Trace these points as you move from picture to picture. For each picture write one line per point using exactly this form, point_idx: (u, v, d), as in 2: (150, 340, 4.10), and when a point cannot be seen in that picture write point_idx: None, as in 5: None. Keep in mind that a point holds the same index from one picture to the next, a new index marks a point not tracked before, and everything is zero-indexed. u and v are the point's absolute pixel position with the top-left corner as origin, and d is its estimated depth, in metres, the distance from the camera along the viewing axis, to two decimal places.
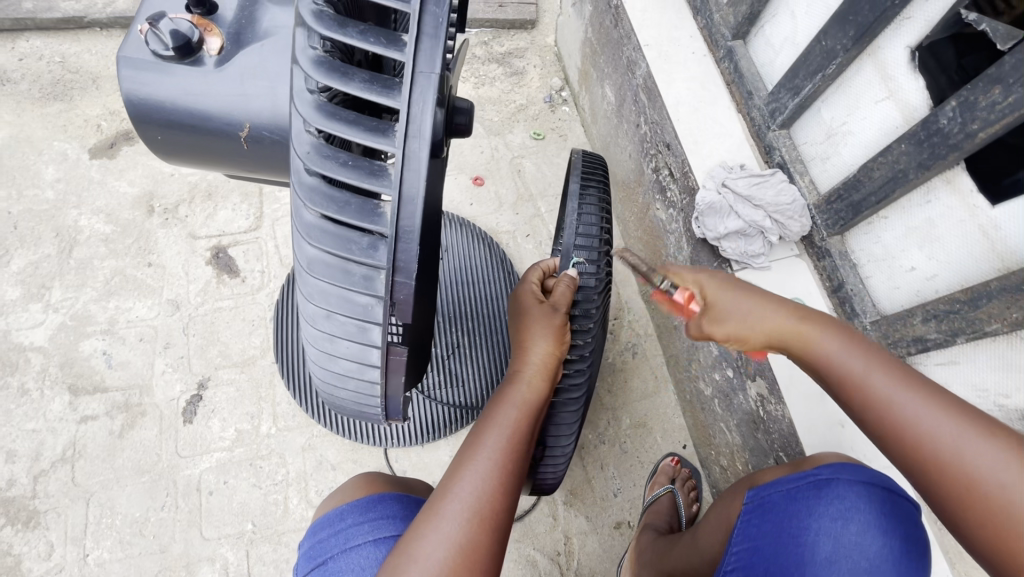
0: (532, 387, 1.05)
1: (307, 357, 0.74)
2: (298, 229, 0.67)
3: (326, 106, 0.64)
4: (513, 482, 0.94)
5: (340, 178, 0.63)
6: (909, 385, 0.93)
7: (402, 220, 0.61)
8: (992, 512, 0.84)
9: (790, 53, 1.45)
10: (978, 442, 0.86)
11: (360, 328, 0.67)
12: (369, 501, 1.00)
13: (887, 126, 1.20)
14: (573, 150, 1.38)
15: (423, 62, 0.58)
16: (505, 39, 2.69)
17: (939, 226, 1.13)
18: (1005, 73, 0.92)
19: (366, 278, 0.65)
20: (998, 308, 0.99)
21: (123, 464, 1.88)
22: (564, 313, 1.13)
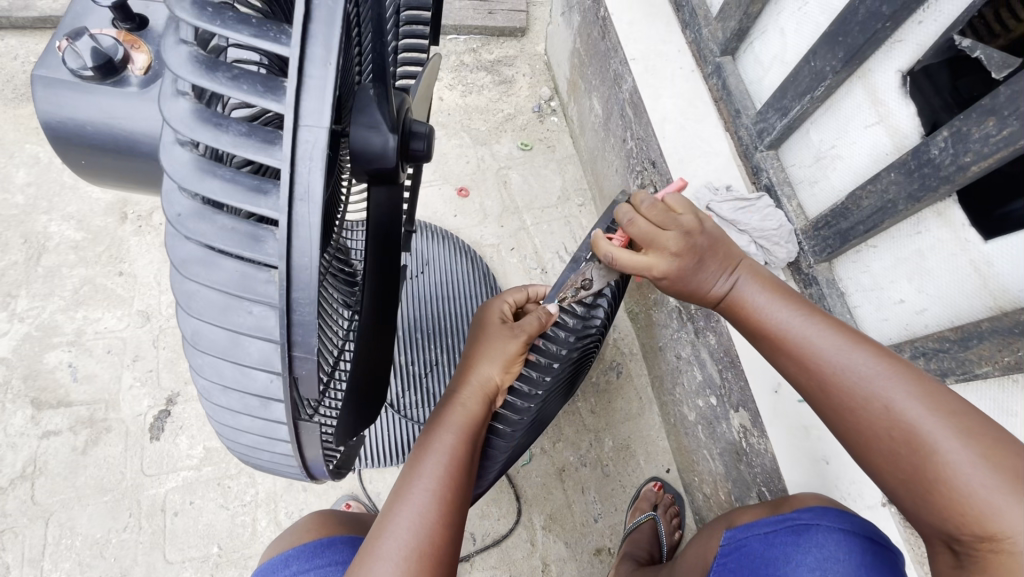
0: (464, 408, 0.99)
1: (214, 417, 0.68)
2: (179, 297, 0.58)
3: (205, 163, 0.52)
4: (454, 516, 0.91)
5: (217, 246, 0.53)
6: (806, 316, 0.98)
7: (294, 290, 0.52)
8: (878, 429, 0.87)
9: (779, 71, 1.39)
10: (864, 360, 0.90)
11: (263, 403, 0.62)
12: (318, 546, 0.94)
13: (877, 152, 1.15)
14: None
15: (307, 115, 0.48)
16: (494, 46, 2.64)
17: (929, 259, 1.08)
18: (999, 105, 0.86)
19: (261, 353, 0.58)
20: (989, 349, 0.94)
21: (86, 482, 1.81)
22: (525, 339, 1.03)
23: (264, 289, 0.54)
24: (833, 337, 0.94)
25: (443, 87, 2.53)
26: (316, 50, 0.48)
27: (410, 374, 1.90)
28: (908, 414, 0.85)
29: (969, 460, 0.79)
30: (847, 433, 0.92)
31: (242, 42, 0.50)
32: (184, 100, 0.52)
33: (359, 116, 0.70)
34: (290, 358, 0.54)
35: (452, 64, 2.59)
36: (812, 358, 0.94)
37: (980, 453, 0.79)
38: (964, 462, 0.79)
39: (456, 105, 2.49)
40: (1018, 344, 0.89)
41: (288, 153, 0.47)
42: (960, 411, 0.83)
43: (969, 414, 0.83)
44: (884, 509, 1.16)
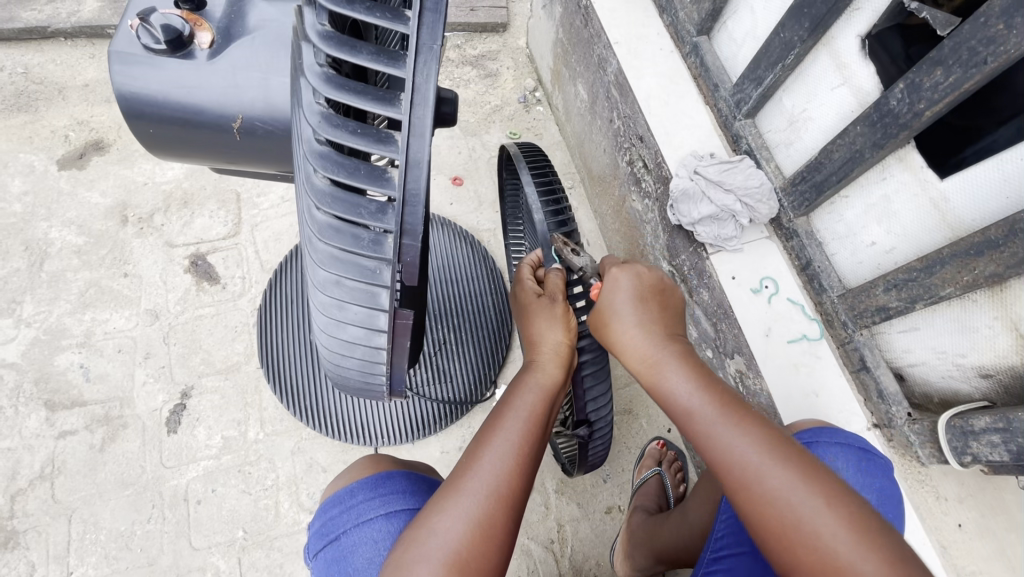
0: (546, 370, 1.07)
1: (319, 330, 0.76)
2: (314, 199, 0.68)
3: (335, 78, 0.66)
4: (529, 470, 0.94)
5: (350, 144, 0.65)
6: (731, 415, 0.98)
7: (408, 183, 0.64)
8: (795, 543, 0.86)
9: (751, 46, 1.52)
10: (784, 474, 0.90)
11: (372, 294, 0.70)
12: (375, 480, 1.00)
13: (843, 111, 1.28)
14: (509, 151, 1.47)
15: (427, 35, 0.62)
16: (477, 42, 2.74)
17: (894, 202, 1.21)
18: (944, 55, 0.99)
19: (374, 241, 0.68)
20: (950, 273, 1.07)
21: (106, 478, 1.84)
22: (563, 301, 1.14)
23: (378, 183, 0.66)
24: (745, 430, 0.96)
25: None
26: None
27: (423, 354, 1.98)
28: (822, 532, 0.84)
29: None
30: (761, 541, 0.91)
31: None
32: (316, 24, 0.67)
33: None
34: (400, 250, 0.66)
35: None
36: (721, 447, 0.96)
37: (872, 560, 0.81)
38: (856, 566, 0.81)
39: None
40: (974, 264, 1.02)
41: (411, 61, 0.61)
42: (875, 532, 0.84)
43: (883, 540, 0.83)
44: (869, 432, 1.31)
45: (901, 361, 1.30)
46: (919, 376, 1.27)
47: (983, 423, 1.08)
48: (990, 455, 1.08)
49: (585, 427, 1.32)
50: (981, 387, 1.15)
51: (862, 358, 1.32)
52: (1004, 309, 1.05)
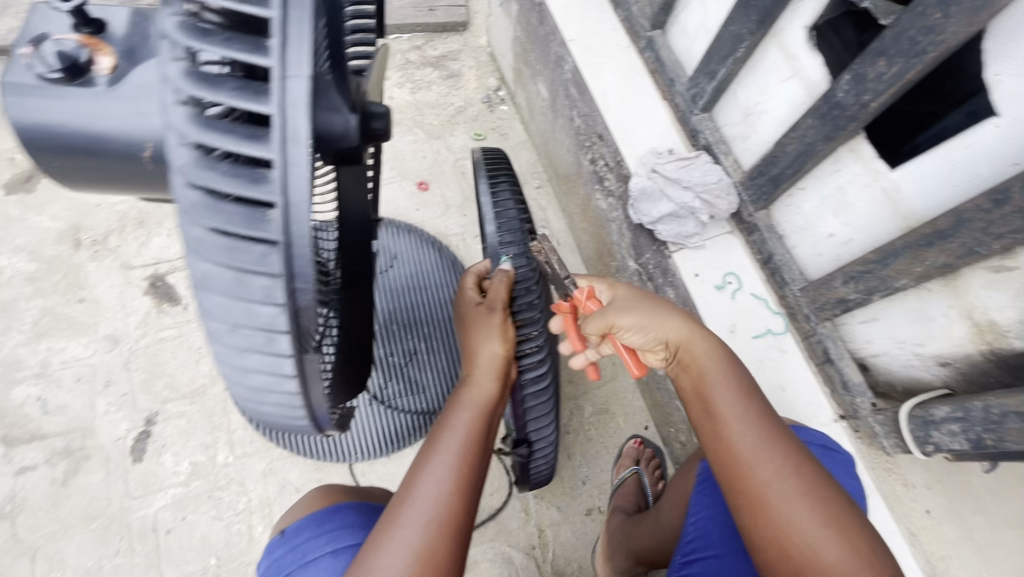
0: (478, 385, 1.05)
1: (234, 385, 0.68)
2: (189, 251, 0.60)
3: (202, 117, 0.58)
4: (469, 493, 0.96)
5: (223, 188, 0.57)
6: (758, 425, 1.03)
7: (293, 225, 0.57)
8: (791, 550, 0.92)
9: (704, 39, 1.50)
10: (793, 487, 0.96)
11: (274, 340, 0.62)
12: (326, 513, 1.01)
13: (794, 103, 1.27)
14: (474, 149, 1.34)
15: (291, 65, 0.55)
16: (438, 42, 2.69)
17: (849, 193, 1.20)
18: (886, 46, 0.97)
19: (264, 289, 0.59)
20: (903, 264, 1.06)
21: (70, 513, 1.78)
22: (502, 309, 1.12)
23: (254, 223, 0.58)
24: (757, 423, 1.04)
25: (392, 85, 2.57)
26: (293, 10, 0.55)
27: (391, 366, 1.94)
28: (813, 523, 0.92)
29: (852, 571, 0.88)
30: (756, 541, 0.96)
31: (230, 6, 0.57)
32: (171, 64, 0.59)
33: (321, 100, 0.79)
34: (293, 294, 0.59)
35: (398, 62, 2.63)
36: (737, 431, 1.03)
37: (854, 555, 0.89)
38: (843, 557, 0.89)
39: (406, 102, 2.54)
40: (925, 256, 1.02)
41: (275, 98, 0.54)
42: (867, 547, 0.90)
43: (874, 555, 0.89)
44: (836, 424, 1.31)
45: (864, 351, 1.29)
46: (883, 365, 1.27)
47: (942, 413, 1.08)
48: (951, 444, 1.08)
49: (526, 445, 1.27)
50: (940, 375, 1.15)
51: (826, 351, 1.31)
52: (958, 298, 1.04)
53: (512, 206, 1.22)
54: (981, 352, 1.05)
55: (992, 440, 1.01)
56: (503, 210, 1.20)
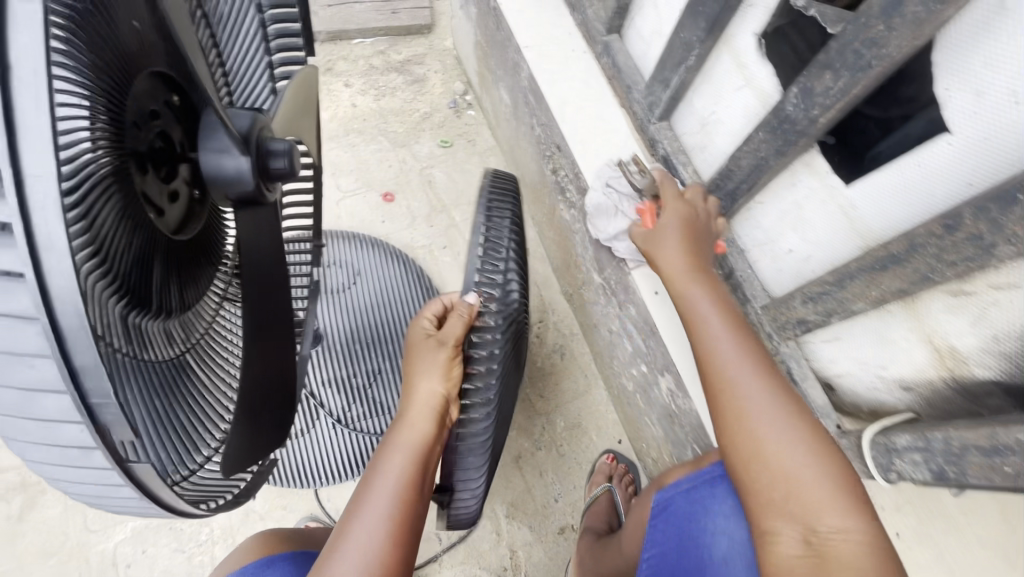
0: (414, 426, 0.99)
1: (60, 484, 0.59)
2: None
3: None
4: (409, 531, 0.92)
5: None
6: (755, 366, 0.99)
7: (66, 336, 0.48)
8: (763, 472, 0.92)
9: (659, 44, 1.44)
10: (789, 428, 0.93)
11: (83, 452, 0.54)
12: (261, 565, 1.06)
13: (749, 113, 1.21)
14: (483, 168, 1.20)
15: (21, 114, 0.44)
16: (402, 46, 2.61)
17: (806, 208, 1.14)
18: (831, 58, 0.91)
19: (63, 408, 0.51)
20: (860, 287, 1.00)
21: (26, 549, 1.73)
22: (453, 346, 1.02)
23: (14, 305, 0.47)
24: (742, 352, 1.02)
25: (355, 93, 2.50)
26: (21, 54, 0.44)
27: (353, 386, 1.86)
28: (786, 460, 0.91)
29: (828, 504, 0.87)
30: (741, 478, 0.96)
31: None
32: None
33: (208, 141, 0.74)
34: (87, 406, 0.51)
35: (362, 68, 2.55)
36: (715, 361, 1.02)
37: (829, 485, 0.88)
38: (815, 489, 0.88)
39: (370, 109, 2.46)
40: (881, 279, 0.96)
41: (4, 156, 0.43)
42: (855, 491, 0.88)
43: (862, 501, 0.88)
44: None
45: (829, 371, 1.24)
46: (848, 386, 1.22)
47: (905, 441, 1.03)
48: (913, 474, 1.03)
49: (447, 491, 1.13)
50: (904, 398, 1.10)
51: (789, 371, 1.25)
52: (918, 322, 0.99)
53: (506, 249, 1.05)
54: (943, 378, 1.00)
55: (954, 472, 0.95)
56: (496, 251, 1.04)
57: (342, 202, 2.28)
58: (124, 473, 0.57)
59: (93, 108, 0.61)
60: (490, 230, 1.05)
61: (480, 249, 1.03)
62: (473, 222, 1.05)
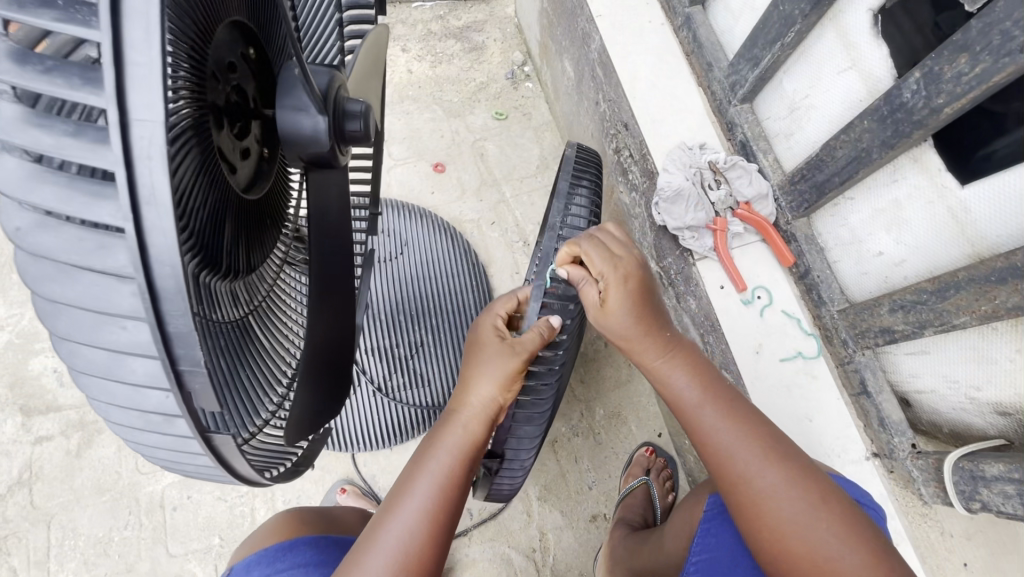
0: (466, 429, 0.95)
1: (135, 442, 0.58)
2: (31, 284, 0.48)
3: (31, 123, 0.44)
4: (445, 533, 0.91)
5: (66, 242, 0.46)
6: (727, 416, 0.97)
7: (160, 289, 0.45)
8: (791, 549, 0.88)
9: (749, 18, 1.33)
10: (798, 497, 0.90)
11: (167, 419, 0.54)
12: (280, 549, 1.14)
13: (850, 100, 1.10)
14: (567, 140, 1.19)
15: (132, 50, 0.41)
16: (462, 12, 2.53)
17: (906, 208, 1.04)
18: (971, 40, 0.81)
19: (149, 371, 0.49)
20: (966, 299, 0.91)
21: (83, 484, 1.82)
22: (524, 358, 0.94)
23: (110, 259, 0.45)
24: (732, 426, 0.96)
25: (411, 58, 2.44)
26: None
27: (395, 356, 1.86)
28: (802, 528, 0.88)
29: (854, 560, 0.86)
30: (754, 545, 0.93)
31: (44, 26, 0.43)
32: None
33: (285, 98, 0.70)
34: (175, 371, 0.48)
35: (420, 33, 2.48)
36: (706, 440, 0.97)
37: (845, 539, 0.87)
38: (838, 553, 0.86)
39: (426, 76, 2.41)
40: (996, 293, 0.87)
41: (111, 95, 0.41)
42: (865, 537, 0.88)
43: (863, 531, 0.89)
44: (868, 462, 1.17)
45: (907, 386, 1.15)
46: (927, 405, 1.13)
47: (996, 471, 0.95)
48: (1002, 506, 0.94)
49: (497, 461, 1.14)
50: (997, 424, 1.01)
51: (863, 382, 1.17)
52: None
53: (581, 218, 1.07)
54: None
55: None
56: (575, 224, 1.06)
57: (393, 169, 2.25)
58: (204, 443, 0.55)
59: (177, 55, 0.58)
60: (569, 207, 1.07)
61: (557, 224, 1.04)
62: (555, 195, 1.07)
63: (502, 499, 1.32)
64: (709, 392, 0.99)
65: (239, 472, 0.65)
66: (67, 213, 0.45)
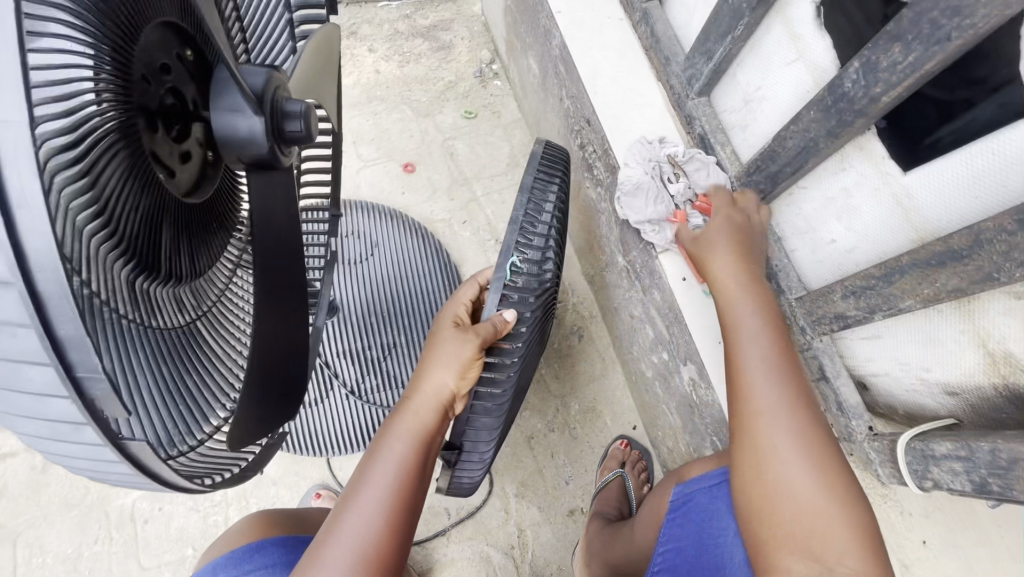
0: (416, 415, 0.96)
1: (53, 455, 0.57)
2: None
3: None
4: (404, 519, 0.91)
5: None
6: (777, 376, 0.96)
7: (45, 292, 0.44)
8: (771, 485, 0.89)
9: (703, 12, 1.34)
10: (801, 454, 0.89)
11: (75, 428, 0.52)
12: (249, 550, 1.13)
13: (799, 90, 1.12)
14: (536, 137, 1.24)
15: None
16: (428, 11, 2.52)
17: (855, 196, 1.07)
18: (903, 29, 0.83)
19: (46, 378, 0.48)
20: (910, 283, 0.93)
21: (50, 500, 1.78)
22: (478, 344, 0.96)
23: None
24: (775, 372, 0.96)
25: (378, 58, 2.42)
26: None
27: (366, 358, 1.84)
28: (789, 477, 0.88)
29: (833, 523, 0.84)
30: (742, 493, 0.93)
31: None
32: None
33: (223, 101, 0.70)
34: (73, 379, 0.47)
35: (386, 33, 2.47)
36: (741, 379, 0.98)
37: (835, 505, 0.85)
38: (820, 511, 0.85)
39: (393, 76, 2.39)
40: (936, 276, 0.89)
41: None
42: (859, 518, 0.85)
43: (857, 512, 0.85)
44: None
45: (864, 370, 1.17)
46: (883, 387, 1.15)
47: (944, 449, 0.97)
48: (951, 483, 0.97)
49: (454, 452, 1.13)
50: (947, 404, 1.04)
51: (821, 368, 1.18)
52: (970, 323, 0.93)
53: (547, 216, 1.10)
54: (993, 384, 0.94)
55: (997, 485, 0.89)
56: (534, 220, 1.07)
57: (362, 171, 2.24)
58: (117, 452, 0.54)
59: (97, 57, 0.57)
60: (532, 202, 1.08)
61: (521, 219, 1.04)
62: (521, 191, 1.08)
63: (464, 493, 1.30)
64: (767, 340, 1.00)
65: (167, 479, 0.63)
66: None
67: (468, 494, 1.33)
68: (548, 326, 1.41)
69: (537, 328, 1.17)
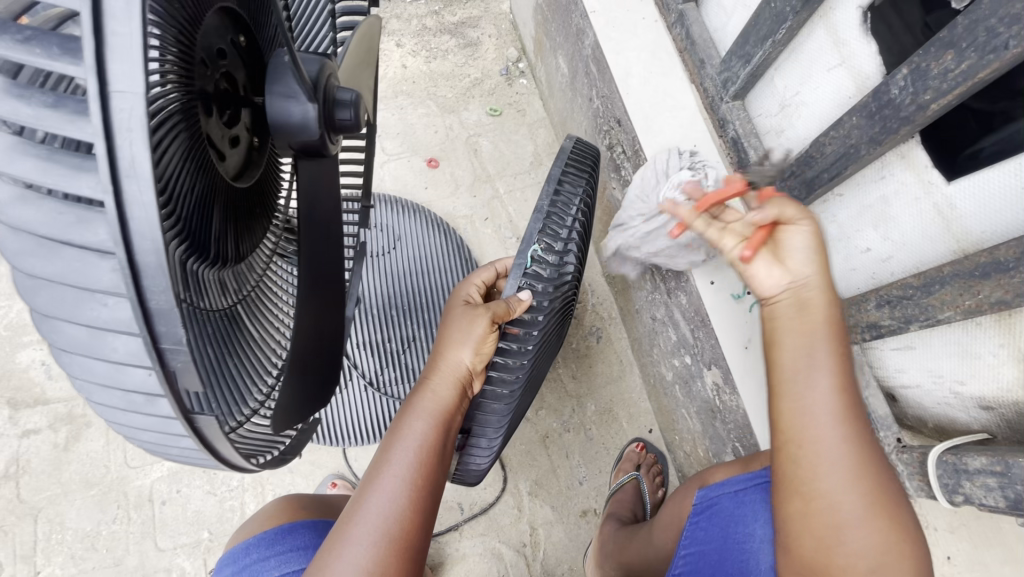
0: (435, 395, 0.96)
1: (118, 424, 0.59)
2: (10, 258, 0.49)
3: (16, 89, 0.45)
4: (425, 498, 0.90)
5: (48, 217, 0.46)
6: (843, 417, 0.83)
7: (139, 263, 0.45)
8: (820, 521, 0.84)
9: (741, 16, 1.34)
10: (854, 490, 0.83)
11: (149, 398, 0.54)
12: (280, 532, 1.15)
13: (839, 97, 1.12)
14: (565, 134, 1.23)
15: (111, 20, 0.42)
16: (457, 8, 2.52)
17: (893, 205, 1.06)
18: (957, 37, 0.82)
19: (130, 348, 0.50)
20: (951, 294, 0.92)
21: (71, 477, 1.81)
22: (495, 318, 0.97)
23: (91, 235, 0.45)
24: (835, 405, 0.83)
25: (406, 53, 2.43)
26: None
27: (386, 350, 1.85)
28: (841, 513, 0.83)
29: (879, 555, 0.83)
30: (787, 524, 0.88)
31: None
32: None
33: (275, 86, 0.70)
34: (158, 350, 0.49)
35: (414, 28, 2.48)
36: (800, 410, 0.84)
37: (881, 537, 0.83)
38: (869, 546, 0.83)
39: (420, 72, 2.40)
40: (980, 288, 0.88)
41: (92, 66, 0.42)
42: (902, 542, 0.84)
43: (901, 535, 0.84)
44: None
45: (894, 382, 1.16)
46: (913, 399, 1.14)
47: (979, 464, 0.95)
48: (984, 499, 0.95)
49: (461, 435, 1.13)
50: (981, 418, 1.02)
51: None
52: (1010, 337, 0.92)
53: (573, 211, 1.11)
54: None
55: None
56: (562, 215, 1.09)
57: (387, 164, 2.25)
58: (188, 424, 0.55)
59: (164, 39, 0.58)
60: (558, 192, 1.09)
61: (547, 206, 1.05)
62: (547, 181, 1.09)
63: (469, 481, 1.29)
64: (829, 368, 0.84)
65: (224, 456, 0.65)
66: (48, 187, 0.45)
67: (472, 484, 1.33)
68: (565, 322, 1.41)
69: (553, 323, 1.16)
